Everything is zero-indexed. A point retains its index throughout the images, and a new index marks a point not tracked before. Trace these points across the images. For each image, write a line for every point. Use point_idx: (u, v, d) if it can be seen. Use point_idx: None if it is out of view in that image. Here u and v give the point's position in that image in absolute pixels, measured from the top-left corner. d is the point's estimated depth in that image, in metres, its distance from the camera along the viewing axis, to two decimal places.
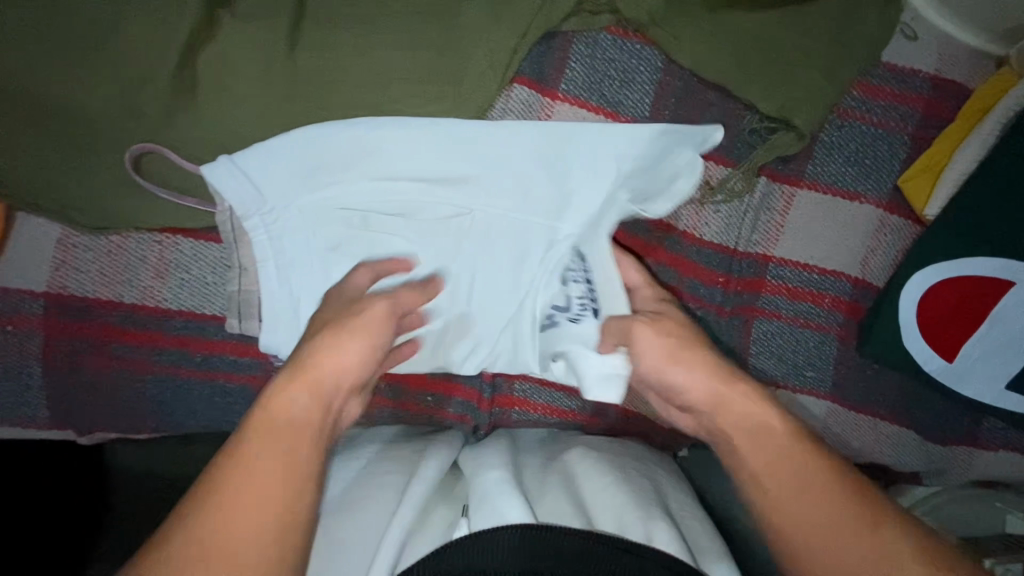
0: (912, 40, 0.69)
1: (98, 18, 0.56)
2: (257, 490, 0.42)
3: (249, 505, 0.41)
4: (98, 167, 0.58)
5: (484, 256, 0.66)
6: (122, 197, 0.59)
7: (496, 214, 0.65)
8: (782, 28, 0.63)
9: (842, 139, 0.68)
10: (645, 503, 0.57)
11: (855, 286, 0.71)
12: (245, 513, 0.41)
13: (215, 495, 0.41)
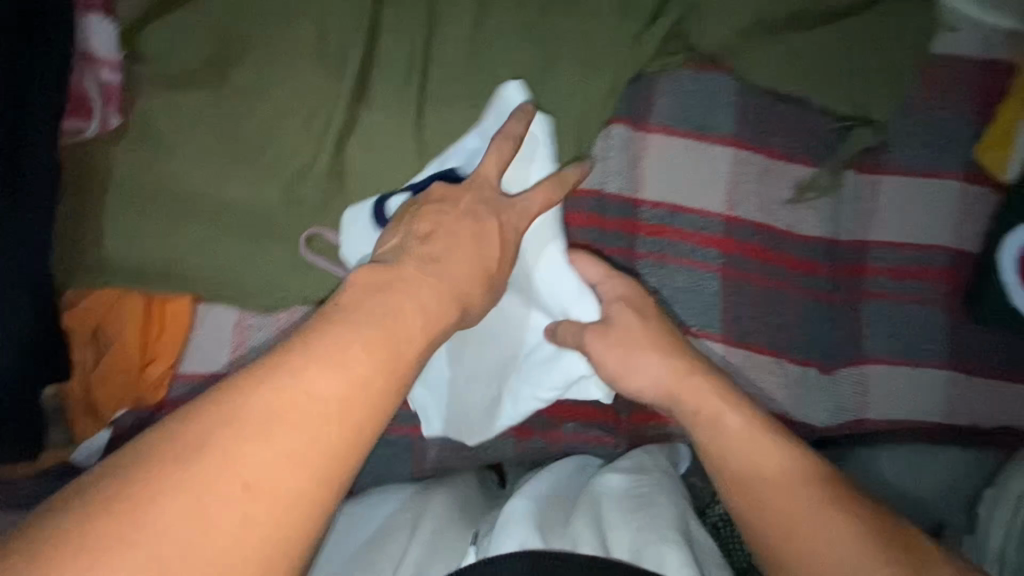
0: (954, 31, 0.76)
1: (267, 121, 0.64)
2: (265, 487, 0.35)
3: (245, 504, 0.34)
4: (274, 250, 0.64)
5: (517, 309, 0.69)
6: (291, 275, 0.65)
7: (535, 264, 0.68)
8: (838, 43, 0.72)
9: (915, 124, 0.74)
10: (657, 524, 0.56)
11: (953, 257, 0.75)
12: (223, 523, 0.33)
13: (194, 475, 0.34)
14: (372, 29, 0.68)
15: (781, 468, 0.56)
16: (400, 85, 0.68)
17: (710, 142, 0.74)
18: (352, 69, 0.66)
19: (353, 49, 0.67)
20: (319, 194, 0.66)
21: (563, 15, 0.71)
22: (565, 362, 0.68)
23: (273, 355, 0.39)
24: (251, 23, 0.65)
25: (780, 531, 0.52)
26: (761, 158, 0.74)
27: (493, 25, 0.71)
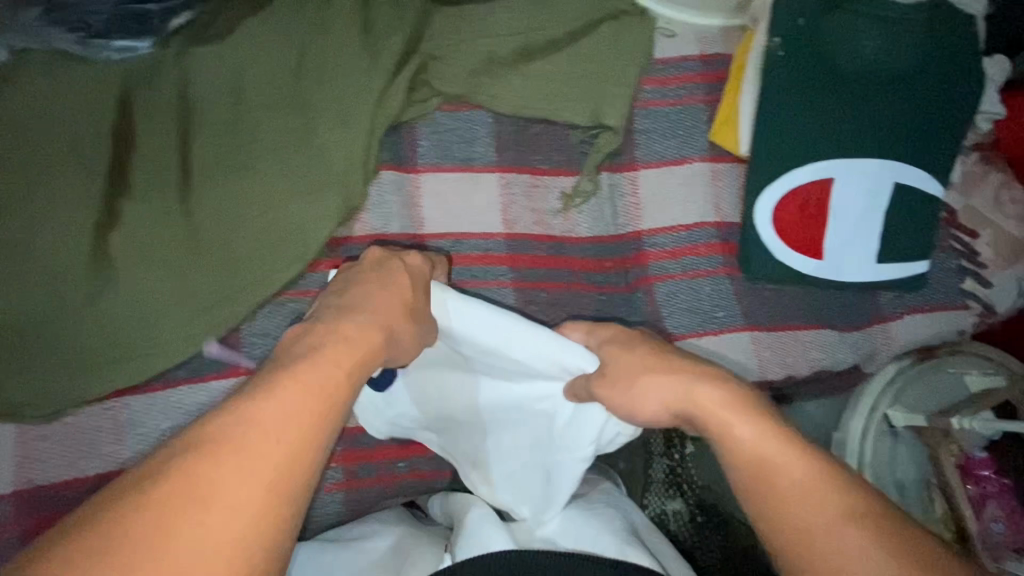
0: (672, 37, 0.86)
1: (21, 231, 0.66)
2: (219, 503, 0.42)
3: (206, 520, 0.41)
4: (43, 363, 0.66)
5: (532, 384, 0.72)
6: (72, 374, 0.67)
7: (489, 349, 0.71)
8: (565, 66, 0.80)
9: (657, 122, 0.82)
10: (609, 520, 0.66)
11: (719, 230, 0.82)
12: (201, 536, 0.40)
13: (177, 506, 0.40)
14: (130, 133, 0.73)
15: (777, 444, 0.54)
16: (159, 172, 0.72)
17: (478, 171, 0.80)
18: (103, 167, 0.70)
19: (103, 148, 0.71)
20: (89, 289, 0.67)
21: (311, 84, 0.78)
22: (583, 417, 0.71)
23: (237, 401, 0.47)
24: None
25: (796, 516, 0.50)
26: (528, 176, 0.80)
27: (251, 102, 0.76)
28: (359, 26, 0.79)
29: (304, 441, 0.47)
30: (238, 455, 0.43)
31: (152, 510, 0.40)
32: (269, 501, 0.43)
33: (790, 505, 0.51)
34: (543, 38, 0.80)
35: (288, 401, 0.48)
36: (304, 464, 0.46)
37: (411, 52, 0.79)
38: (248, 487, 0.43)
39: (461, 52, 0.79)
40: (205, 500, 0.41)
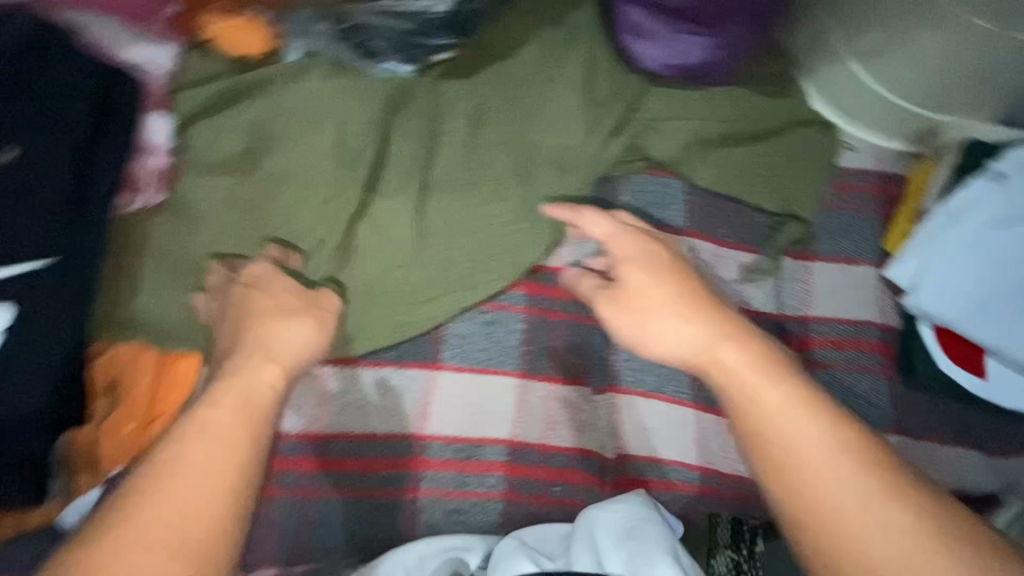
0: (854, 151, 0.95)
1: (291, 198, 0.74)
2: (183, 489, 0.49)
3: (167, 508, 0.48)
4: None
5: None
6: None
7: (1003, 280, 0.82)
8: (761, 156, 0.89)
9: (834, 220, 0.89)
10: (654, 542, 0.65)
11: (881, 329, 0.87)
12: (160, 519, 0.47)
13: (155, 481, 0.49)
14: (383, 137, 0.82)
15: (895, 511, 0.51)
16: (407, 175, 0.82)
17: (668, 231, 0.87)
18: (366, 162, 0.80)
19: (365, 145, 0.80)
20: (335, 262, 0.75)
21: (542, 127, 0.88)
22: None
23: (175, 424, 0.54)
24: (277, 122, 0.76)
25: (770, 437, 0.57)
26: (711, 245, 0.87)
27: (489, 132, 0.87)
28: (586, 86, 0.89)
29: (249, 403, 0.57)
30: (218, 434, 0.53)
31: (139, 490, 0.48)
32: (225, 475, 0.51)
33: (852, 519, 0.51)
34: (742, 129, 0.90)
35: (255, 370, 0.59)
36: (239, 469, 0.52)
37: (630, 119, 0.90)
38: (185, 496, 0.49)
39: (675, 126, 0.89)
40: (194, 450, 0.51)
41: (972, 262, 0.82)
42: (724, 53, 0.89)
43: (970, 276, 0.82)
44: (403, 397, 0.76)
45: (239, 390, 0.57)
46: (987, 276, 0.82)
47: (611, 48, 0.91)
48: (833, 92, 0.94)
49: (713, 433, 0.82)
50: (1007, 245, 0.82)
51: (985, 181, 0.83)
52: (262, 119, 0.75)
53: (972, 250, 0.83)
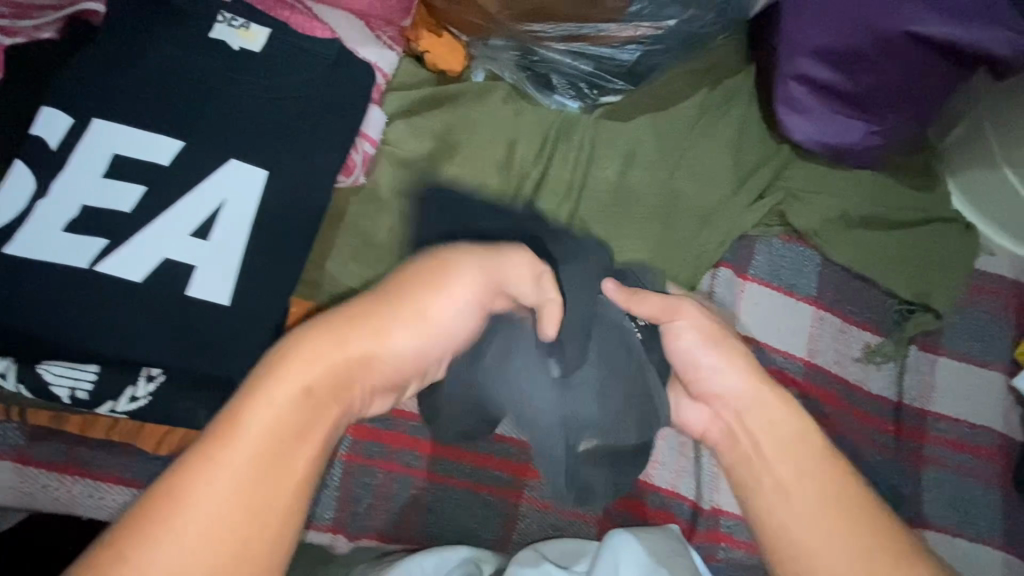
0: (992, 255, 0.95)
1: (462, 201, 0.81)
2: (239, 496, 0.38)
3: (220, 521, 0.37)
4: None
5: None
6: None
7: None
8: (898, 243, 0.91)
9: (966, 319, 0.89)
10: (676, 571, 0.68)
11: (1002, 439, 0.85)
12: (202, 545, 0.37)
13: (194, 487, 0.37)
14: (546, 162, 0.90)
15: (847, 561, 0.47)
16: (560, 202, 0.88)
17: (798, 298, 0.88)
18: (527, 184, 0.87)
19: (530, 170, 0.88)
20: None
21: (687, 179, 0.93)
22: None
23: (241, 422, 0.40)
24: (462, 136, 0.85)
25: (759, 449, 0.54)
26: (838, 320, 0.88)
27: (638, 174, 0.92)
28: (733, 152, 0.96)
29: (309, 421, 0.42)
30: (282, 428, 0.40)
31: (144, 529, 0.36)
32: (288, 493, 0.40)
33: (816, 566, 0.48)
34: (882, 214, 0.93)
35: (298, 373, 0.42)
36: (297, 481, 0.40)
37: (774, 184, 0.93)
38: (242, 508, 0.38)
39: (818, 199, 0.92)
40: (191, 510, 0.37)
41: None
42: (880, 139, 0.92)
43: None
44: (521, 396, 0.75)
45: (317, 389, 0.43)
46: None
47: (762, 120, 0.99)
48: (974, 196, 0.96)
49: None
50: None
51: None
52: (449, 130, 0.84)
53: None
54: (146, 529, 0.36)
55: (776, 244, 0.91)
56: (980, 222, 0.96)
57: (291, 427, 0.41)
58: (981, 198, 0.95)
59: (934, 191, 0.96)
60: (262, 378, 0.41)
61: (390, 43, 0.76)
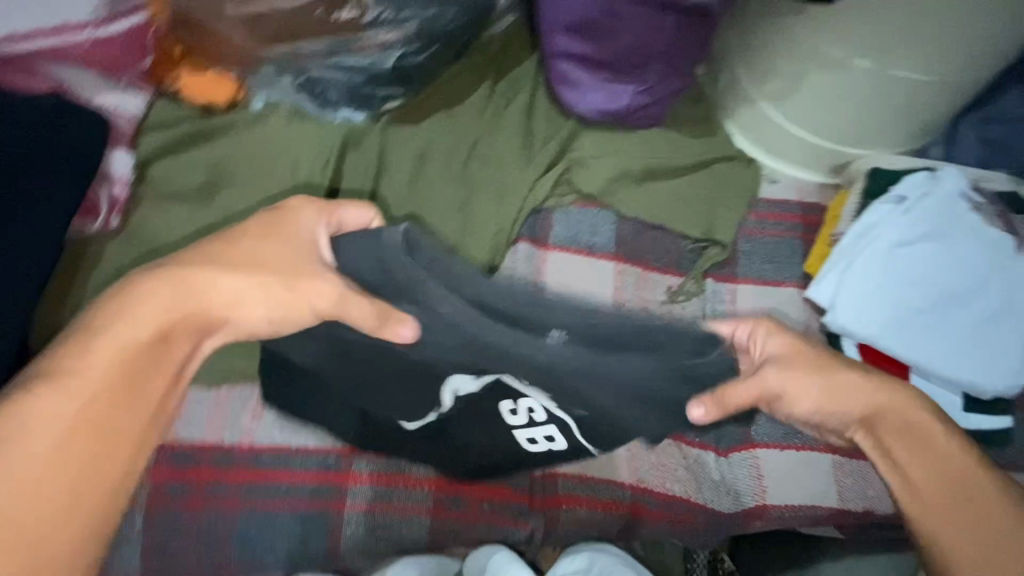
0: (775, 183, 1.02)
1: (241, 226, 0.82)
2: (40, 431, 0.53)
3: (33, 448, 0.52)
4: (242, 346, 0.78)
5: (947, 290, 0.85)
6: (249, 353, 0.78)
7: (915, 294, 0.86)
8: (684, 187, 0.97)
9: (756, 247, 0.96)
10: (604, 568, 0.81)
11: (808, 347, 0.91)
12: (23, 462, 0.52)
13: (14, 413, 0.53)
14: (335, 177, 0.92)
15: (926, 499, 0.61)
16: None
17: (599, 257, 0.94)
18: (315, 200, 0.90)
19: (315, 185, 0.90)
20: None
21: (478, 166, 0.97)
22: (997, 321, 0.84)
23: (71, 359, 0.55)
24: (235, 164, 0.86)
25: (917, 467, 0.62)
26: (639, 270, 0.94)
27: (430, 170, 0.95)
28: (522, 131, 1.00)
29: (122, 368, 0.56)
30: (92, 365, 0.55)
31: None
32: (119, 430, 0.56)
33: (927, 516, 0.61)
34: (667, 166, 0.99)
35: (153, 313, 0.56)
36: (103, 416, 0.55)
37: (561, 156, 0.98)
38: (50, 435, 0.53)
39: (604, 163, 0.97)
40: (27, 425, 0.52)
41: (886, 277, 0.86)
42: (649, 97, 0.97)
43: (881, 289, 0.86)
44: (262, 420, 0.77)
45: (144, 335, 0.56)
46: (898, 291, 0.86)
47: (548, 100, 1.03)
48: (750, 132, 1.03)
49: (642, 454, 0.85)
50: (919, 259, 0.86)
51: (887, 205, 0.88)
52: (222, 161, 0.86)
53: (885, 263, 0.86)
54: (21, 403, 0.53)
55: (571, 214, 0.97)
56: (761, 154, 1.04)
57: (114, 369, 0.56)
58: (756, 133, 1.02)
59: (715, 133, 1.02)
60: (105, 321, 0.56)
61: (131, 85, 0.84)
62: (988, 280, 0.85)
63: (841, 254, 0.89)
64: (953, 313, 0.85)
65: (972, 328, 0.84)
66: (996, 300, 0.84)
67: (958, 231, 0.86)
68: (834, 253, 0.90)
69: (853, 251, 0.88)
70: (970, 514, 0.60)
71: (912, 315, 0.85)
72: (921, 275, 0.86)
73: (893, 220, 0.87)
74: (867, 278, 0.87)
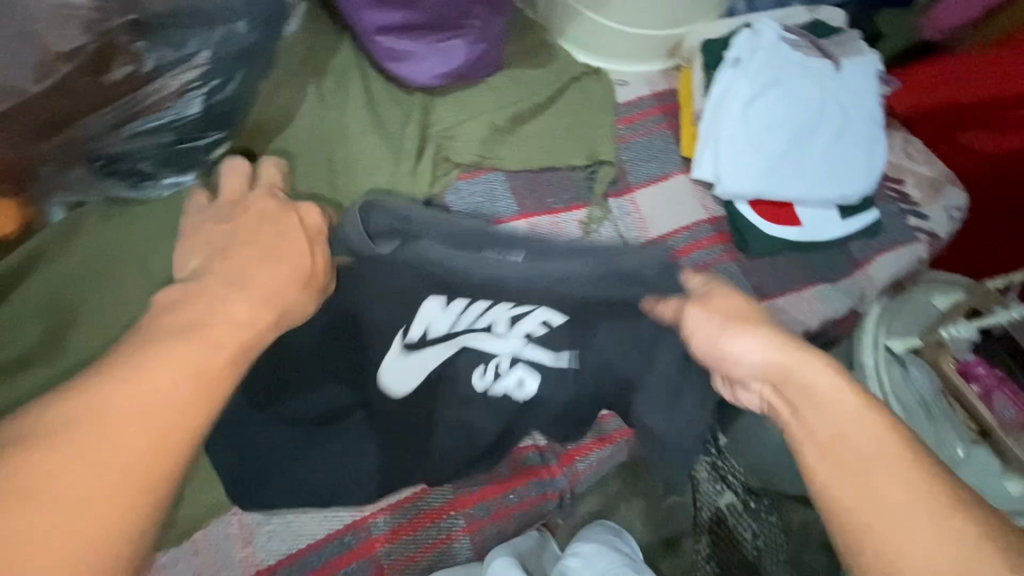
0: (626, 84, 1.05)
1: None
2: (106, 427, 0.38)
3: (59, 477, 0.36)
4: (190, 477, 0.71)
5: (800, 126, 0.95)
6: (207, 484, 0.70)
7: (778, 139, 0.95)
8: (553, 120, 0.96)
9: (635, 150, 1.00)
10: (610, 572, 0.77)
11: (712, 222, 0.99)
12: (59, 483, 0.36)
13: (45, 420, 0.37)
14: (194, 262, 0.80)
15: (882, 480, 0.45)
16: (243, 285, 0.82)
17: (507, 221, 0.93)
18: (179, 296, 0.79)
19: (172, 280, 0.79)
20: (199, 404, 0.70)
21: (346, 181, 0.88)
22: (843, 135, 0.96)
23: (134, 342, 0.43)
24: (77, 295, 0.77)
25: (830, 425, 0.48)
26: (548, 216, 0.94)
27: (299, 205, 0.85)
28: (373, 125, 0.91)
29: (195, 365, 0.42)
30: (173, 355, 0.42)
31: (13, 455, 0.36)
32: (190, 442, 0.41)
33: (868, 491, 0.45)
34: (528, 105, 0.97)
35: (205, 308, 0.46)
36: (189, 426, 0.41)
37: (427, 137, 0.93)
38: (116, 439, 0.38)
39: (469, 128, 0.94)
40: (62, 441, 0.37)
41: (750, 134, 0.94)
42: (484, 44, 0.92)
43: (750, 146, 0.94)
44: (259, 539, 0.72)
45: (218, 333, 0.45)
46: (765, 143, 0.94)
47: (383, 83, 0.95)
48: (585, 44, 1.04)
49: None
50: (771, 108, 0.94)
51: (729, 70, 0.95)
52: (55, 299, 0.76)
53: (746, 122, 0.94)
54: (59, 409, 0.38)
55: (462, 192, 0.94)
56: (603, 62, 1.05)
57: (190, 364, 0.42)
58: (590, 43, 1.03)
59: (555, 56, 1.01)
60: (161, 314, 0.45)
61: None
62: (826, 103, 0.96)
63: (708, 129, 0.95)
64: (810, 143, 0.96)
65: (827, 149, 0.96)
66: (837, 118, 0.96)
67: (789, 72, 0.95)
68: (702, 130, 0.96)
69: (717, 122, 0.94)
70: (855, 527, 0.45)
71: (782, 158, 0.95)
72: (777, 120, 0.94)
73: (739, 82, 0.94)
74: (737, 142, 0.94)
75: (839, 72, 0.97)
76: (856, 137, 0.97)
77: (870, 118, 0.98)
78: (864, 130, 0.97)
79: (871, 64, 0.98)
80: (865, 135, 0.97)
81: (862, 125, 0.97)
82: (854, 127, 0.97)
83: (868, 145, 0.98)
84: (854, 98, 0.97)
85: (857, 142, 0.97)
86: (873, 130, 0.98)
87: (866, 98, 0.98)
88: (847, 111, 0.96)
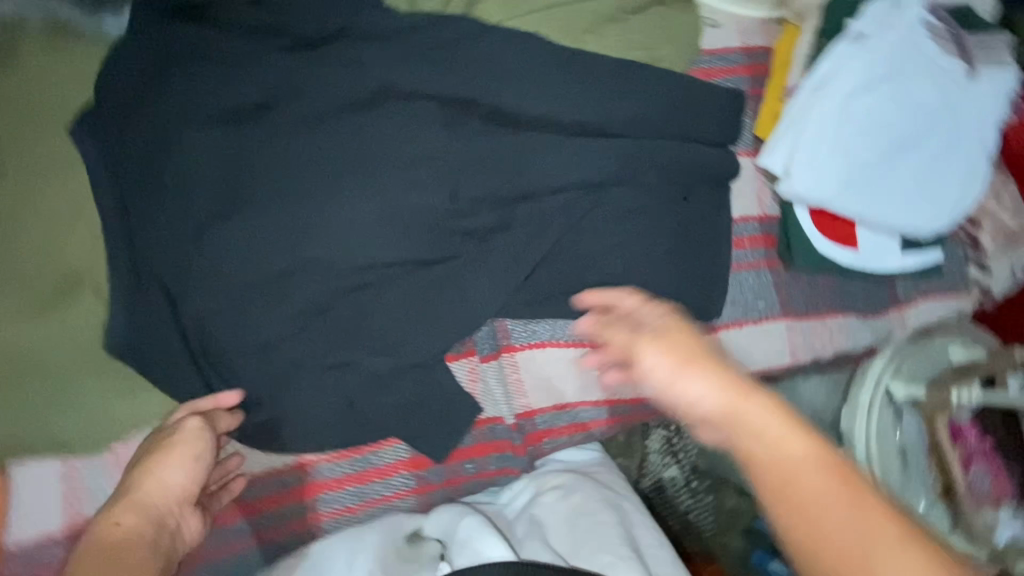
0: (717, 26, 0.87)
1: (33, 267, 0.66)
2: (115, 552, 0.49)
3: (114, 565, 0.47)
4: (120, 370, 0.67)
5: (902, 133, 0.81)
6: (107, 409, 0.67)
7: (874, 140, 0.80)
8: (623, 43, 0.80)
9: (715, 108, 0.82)
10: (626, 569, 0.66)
11: (760, 222, 0.87)
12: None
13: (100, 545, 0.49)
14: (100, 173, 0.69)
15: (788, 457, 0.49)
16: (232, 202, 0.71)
17: None
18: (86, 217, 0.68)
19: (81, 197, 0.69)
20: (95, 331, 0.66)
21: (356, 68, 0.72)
22: (944, 158, 0.82)
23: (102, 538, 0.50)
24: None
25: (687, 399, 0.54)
26: None
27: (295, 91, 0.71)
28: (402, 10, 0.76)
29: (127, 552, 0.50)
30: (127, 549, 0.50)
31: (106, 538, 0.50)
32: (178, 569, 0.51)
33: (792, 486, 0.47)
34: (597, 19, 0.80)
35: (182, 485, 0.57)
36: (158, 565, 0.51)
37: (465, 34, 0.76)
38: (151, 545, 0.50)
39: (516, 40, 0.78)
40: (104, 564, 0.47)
41: (844, 127, 0.79)
42: None
43: (840, 142, 0.80)
44: None
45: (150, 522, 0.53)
46: (859, 142, 0.80)
47: None
48: None
49: None
50: (877, 103, 0.79)
51: (844, 45, 0.79)
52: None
53: (844, 111, 0.79)
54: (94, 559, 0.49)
55: None
56: None
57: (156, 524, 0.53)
58: None
59: None
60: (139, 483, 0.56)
61: None
62: (940, 114, 0.81)
63: (796, 109, 0.80)
64: (905, 157, 0.82)
65: (922, 170, 0.82)
66: (946, 135, 0.81)
67: (911, 67, 0.80)
68: (789, 109, 0.81)
69: (809, 104, 0.80)
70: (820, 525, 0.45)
71: (868, 167, 0.81)
72: (881, 119, 0.80)
73: (851, 62, 0.79)
74: (827, 132, 0.79)
75: (968, 80, 0.81)
76: (959, 164, 0.83)
77: (983, 146, 0.83)
78: (971, 158, 0.83)
79: (1010, 80, 0.82)
80: (970, 165, 0.83)
81: (970, 150, 0.83)
82: (961, 152, 0.83)
83: (970, 175, 0.83)
84: (972, 119, 0.82)
85: (959, 170, 0.83)
86: (980, 160, 0.83)
87: (988, 119, 0.82)
88: (959, 130, 0.82)
